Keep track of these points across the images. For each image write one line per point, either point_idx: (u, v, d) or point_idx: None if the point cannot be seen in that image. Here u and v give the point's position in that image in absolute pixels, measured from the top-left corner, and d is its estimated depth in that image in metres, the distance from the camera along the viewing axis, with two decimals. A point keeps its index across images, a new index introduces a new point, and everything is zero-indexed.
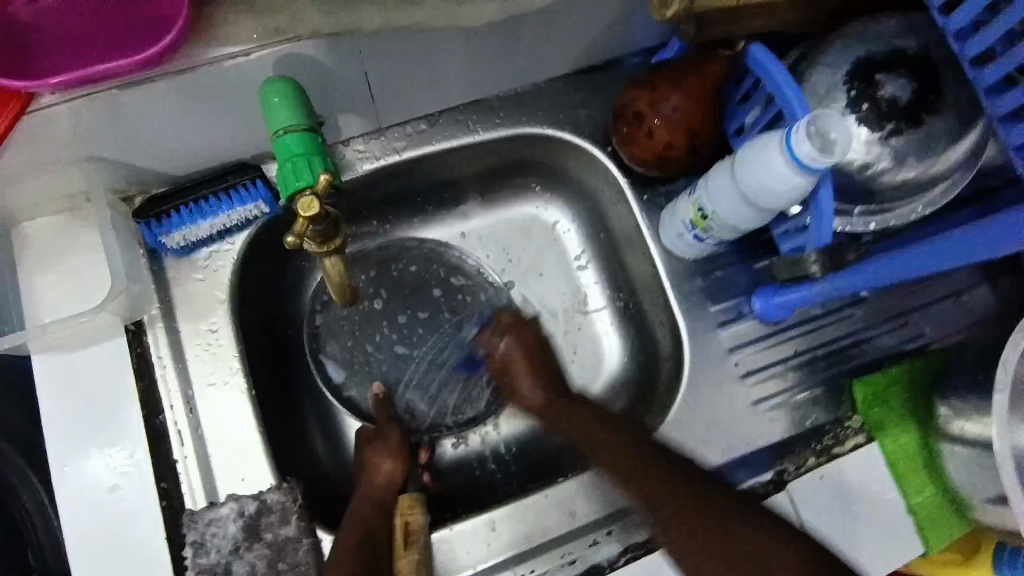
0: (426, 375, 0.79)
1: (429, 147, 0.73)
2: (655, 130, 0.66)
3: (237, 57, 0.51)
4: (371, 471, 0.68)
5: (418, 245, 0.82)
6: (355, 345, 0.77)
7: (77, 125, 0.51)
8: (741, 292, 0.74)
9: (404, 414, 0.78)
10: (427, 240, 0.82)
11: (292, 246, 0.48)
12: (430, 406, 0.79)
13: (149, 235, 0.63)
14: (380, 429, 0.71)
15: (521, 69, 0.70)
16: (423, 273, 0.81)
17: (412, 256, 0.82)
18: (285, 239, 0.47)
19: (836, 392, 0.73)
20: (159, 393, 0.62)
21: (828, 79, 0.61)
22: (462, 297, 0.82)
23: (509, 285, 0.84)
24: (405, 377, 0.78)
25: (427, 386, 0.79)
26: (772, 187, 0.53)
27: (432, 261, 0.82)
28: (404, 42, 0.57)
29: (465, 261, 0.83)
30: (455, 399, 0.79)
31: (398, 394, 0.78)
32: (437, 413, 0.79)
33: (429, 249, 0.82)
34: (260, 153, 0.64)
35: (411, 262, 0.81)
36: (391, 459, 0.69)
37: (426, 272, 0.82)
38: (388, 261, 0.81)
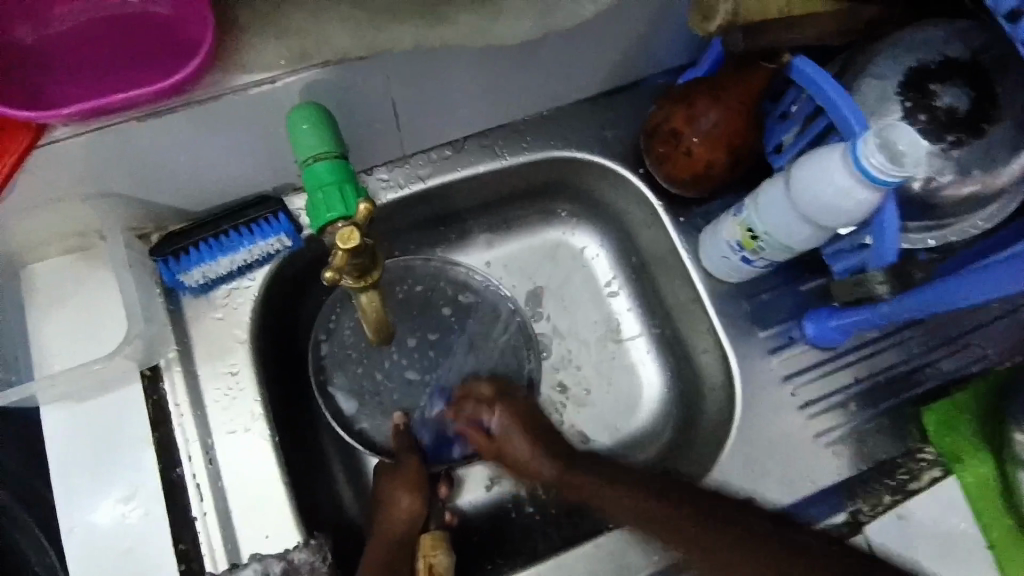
0: (442, 401, 0.73)
1: (455, 174, 0.70)
2: (694, 148, 0.63)
3: (262, 85, 0.48)
4: (389, 507, 0.62)
5: (425, 265, 0.77)
6: (365, 372, 0.71)
7: (91, 157, 0.48)
8: (788, 317, 0.70)
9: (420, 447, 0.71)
10: (432, 257, 0.77)
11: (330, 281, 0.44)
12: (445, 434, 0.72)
13: (167, 273, 0.59)
14: (399, 461, 0.65)
15: (548, 90, 0.68)
16: (429, 292, 0.76)
17: (418, 275, 0.76)
18: (323, 275, 0.43)
19: (900, 422, 0.69)
20: (176, 443, 0.57)
21: (879, 89, 0.58)
22: (475, 317, 0.76)
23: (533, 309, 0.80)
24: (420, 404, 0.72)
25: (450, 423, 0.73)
26: (836, 205, 0.50)
27: (438, 279, 0.77)
28: (432, 64, 0.55)
29: (473, 277, 0.77)
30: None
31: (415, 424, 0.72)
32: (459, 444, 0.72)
33: (435, 266, 0.77)
34: (282, 184, 0.61)
35: (417, 281, 0.76)
36: (409, 492, 0.63)
37: (433, 290, 0.76)
38: (392, 282, 0.75)
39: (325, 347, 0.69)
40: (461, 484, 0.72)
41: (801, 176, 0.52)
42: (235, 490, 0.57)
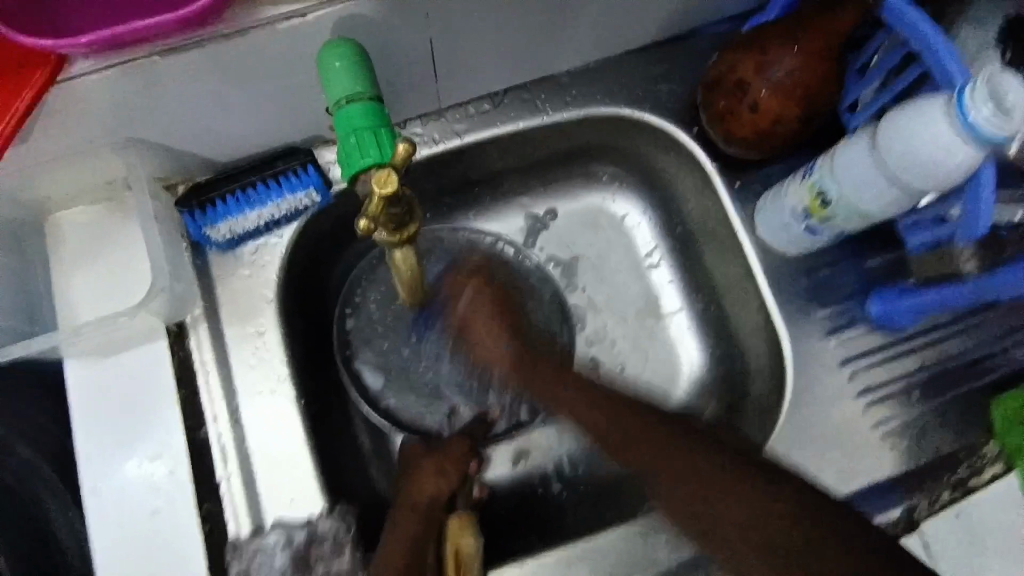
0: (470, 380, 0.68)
1: (493, 130, 0.65)
2: (761, 102, 0.57)
3: (293, 19, 0.44)
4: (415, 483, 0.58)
5: (463, 235, 0.73)
6: (391, 348, 0.66)
7: (112, 97, 0.45)
8: (849, 295, 0.65)
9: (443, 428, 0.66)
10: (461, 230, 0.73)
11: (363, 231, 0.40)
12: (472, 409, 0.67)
13: (192, 226, 0.56)
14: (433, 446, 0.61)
15: (596, 40, 0.62)
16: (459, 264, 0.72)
17: (455, 246, 0.73)
18: (358, 225, 0.39)
19: (967, 413, 0.63)
20: (202, 403, 0.56)
21: (978, 39, 0.52)
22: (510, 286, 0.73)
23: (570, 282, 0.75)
24: (444, 377, 0.67)
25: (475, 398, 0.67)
26: (929, 163, 0.45)
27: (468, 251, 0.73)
28: (475, 5, 0.50)
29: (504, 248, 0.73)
30: (507, 401, 0.68)
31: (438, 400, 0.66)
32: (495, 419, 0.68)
33: (465, 239, 0.73)
34: (311, 136, 0.58)
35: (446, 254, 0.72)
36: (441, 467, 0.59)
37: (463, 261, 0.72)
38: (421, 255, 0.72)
39: (348, 321, 0.65)
40: (489, 458, 0.69)
41: (891, 131, 0.47)
42: (261, 452, 0.56)
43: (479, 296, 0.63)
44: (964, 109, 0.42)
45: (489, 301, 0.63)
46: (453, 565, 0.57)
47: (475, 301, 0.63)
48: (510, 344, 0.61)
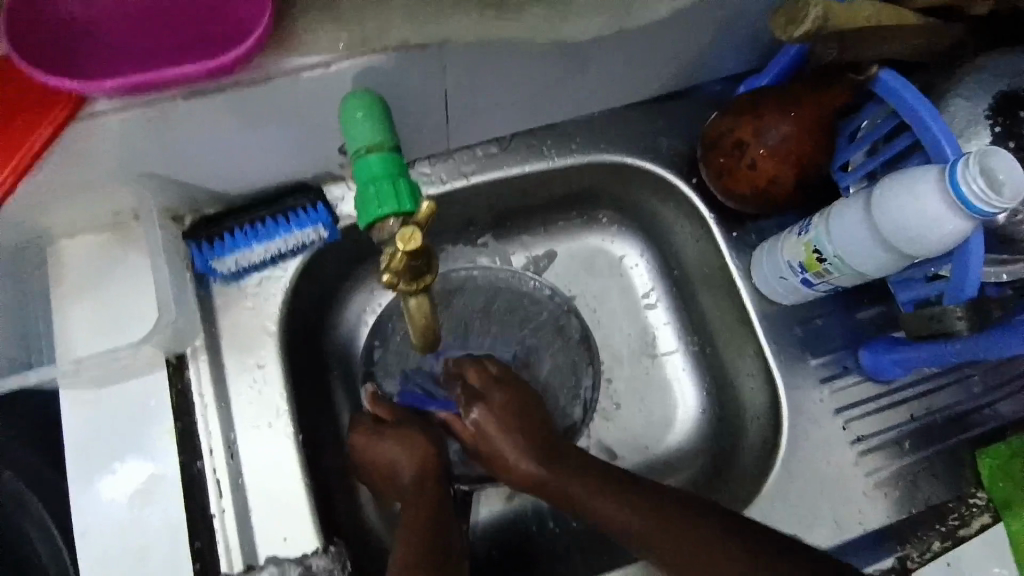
0: None
1: (500, 172, 0.67)
2: (759, 161, 0.59)
3: (316, 69, 0.45)
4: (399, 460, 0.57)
5: (483, 275, 0.73)
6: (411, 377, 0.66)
7: (131, 133, 0.46)
8: (841, 345, 0.66)
9: (457, 462, 0.65)
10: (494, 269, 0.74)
11: (386, 284, 0.41)
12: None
13: (198, 258, 0.56)
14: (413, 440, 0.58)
15: (603, 91, 0.64)
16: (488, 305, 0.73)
17: (476, 288, 0.73)
18: (382, 277, 0.41)
19: (956, 464, 0.65)
20: (199, 436, 0.55)
21: (967, 111, 0.55)
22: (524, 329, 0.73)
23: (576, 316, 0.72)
24: None
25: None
26: (920, 230, 0.48)
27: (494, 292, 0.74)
28: (492, 61, 0.52)
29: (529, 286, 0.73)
30: None
31: (450, 438, 0.65)
32: None
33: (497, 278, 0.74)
34: (321, 173, 0.59)
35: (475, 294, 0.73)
36: (413, 458, 0.57)
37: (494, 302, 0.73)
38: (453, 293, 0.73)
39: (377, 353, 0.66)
40: (483, 495, 0.69)
41: (883, 196, 0.49)
42: (256, 488, 0.55)
43: (527, 397, 0.60)
44: (957, 183, 0.45)
45: (512, 411, 0.58)
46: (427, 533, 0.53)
47: (484, 417, 0.58)
48: (531, 458, 0.56)
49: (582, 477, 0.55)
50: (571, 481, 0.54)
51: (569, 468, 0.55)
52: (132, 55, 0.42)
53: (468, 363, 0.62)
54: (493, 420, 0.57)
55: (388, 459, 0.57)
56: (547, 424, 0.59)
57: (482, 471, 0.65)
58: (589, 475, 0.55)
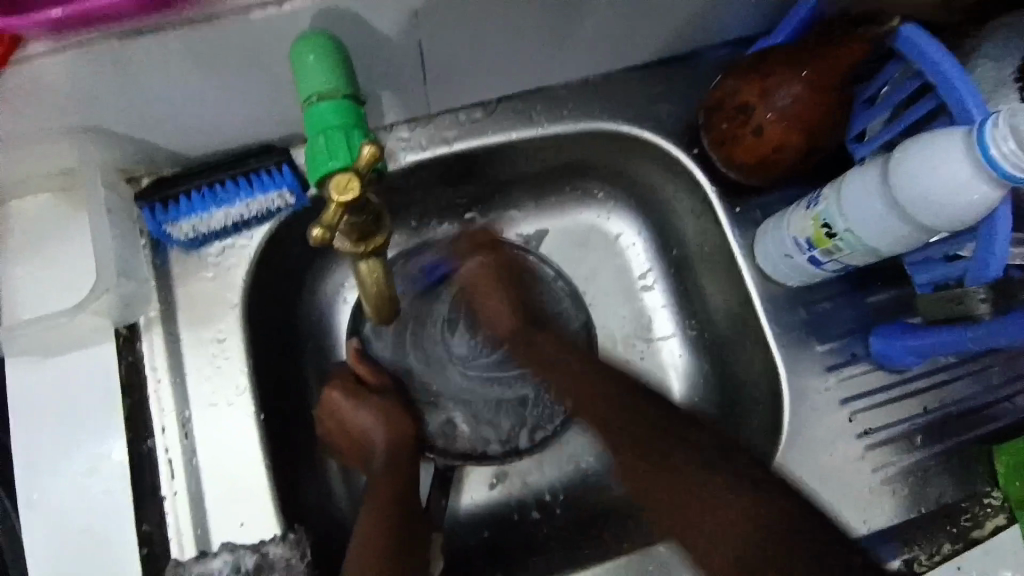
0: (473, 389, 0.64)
1: (485, 139, 0.62)
2: (765, 127, 0.54)
3: (269, 7, 0.41)
4: (377, 429, 0.58)
5: (485, 242, 0.69)
6: (404, 343, 0.64)
7: (69, 79, 0.41)
8: (849, 331, 0.61)
9: (438, 435, 0.63)
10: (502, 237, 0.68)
11: (317, 241, 0.35)
12: (471, 425, 0.63)
13: (151, 223, 0.52)
14: (387, 406, 0.59)
15: (598, 50, 0.59)
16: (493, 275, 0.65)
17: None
18: (312, 234, 0.34)
19: (970, 462, 0.60)
20: (150, 414, 0.51)
21: (994, 76, 0.50)
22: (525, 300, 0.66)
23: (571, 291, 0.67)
24: (450, 385, 0.64)
25: (475, 407, 0.64)
26: (944, 200, 0.42)
27: (497, 263, 0.67)
28: (472, 10, 0.47)
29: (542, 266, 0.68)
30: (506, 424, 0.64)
31: (432, 410, 0.63)
32: (484, 443, 0.63)
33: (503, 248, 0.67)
34: (290, 134, 0.54)
35: (479, 260, 0.66)
36: (387, 427, 0.58)
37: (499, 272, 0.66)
38: (452, 257, 0.66)
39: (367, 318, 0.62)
40: (463, 482, 0.66)
41: (903, 163, 0.44)
42: (212, 470, 0.52)
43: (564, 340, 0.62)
44: (985, 144, 0.39)
45: (492, 267, 0.64)
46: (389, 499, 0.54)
47: (479, 269, 0.64)
48: (514, 317, 0.63)
49: (564, 364, 0.60)
50: (558, 346, 0.61)
51: (565, 359, 0.60)
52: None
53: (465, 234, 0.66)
54: (485, 280, 0.63)
55: (363, 427, 0.58)
56: (529, 300, 0.65)
57: (464, 447, 0.63)
58: (572, 367, 0.59)
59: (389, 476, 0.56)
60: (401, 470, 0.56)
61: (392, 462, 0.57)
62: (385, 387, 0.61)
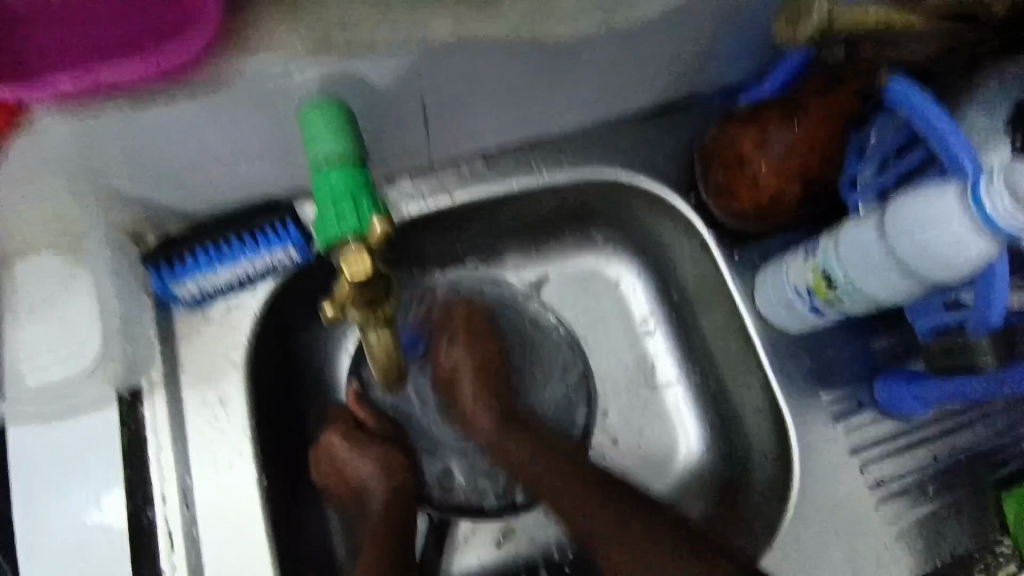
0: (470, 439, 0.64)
1: (486, 189, 0.63)
2: (761, 178, 0.56)
3: (278, 75, 0.42)
4: (376, 479, 0.58)
5: (488, 287, 0.70)
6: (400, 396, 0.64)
7: (80, 142, 0.42)
8: (853, 376, 0.61)
9: (434, 486, 0.63)
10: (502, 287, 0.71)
11: (332, 312, 0.39)
12: (466, 475, 0.64)
13: (158, 283, 0.52)
14: (386, 449, 0.59)
15: (594, 103, 0.60)
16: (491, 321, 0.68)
17: (482, 302, 0.69)
18: (324, 305, 0.40)
19: (985, 509, 0.59)
20: (150, 480, 0.51)
21: (985, 122, 0.51)
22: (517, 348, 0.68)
23: (567, 336, 0.68)
24: (447, 435, 0.64)
25: (470, 457, 0.64)
26: (940, 255, 0.43)
27: (496, 311, 0.69)
28: (471, 68, 0.49)
29: (542, 314, 0.69)
30: (503, 479, 0.63)
31: (427, 460, 0.64)
32: (480, 494, 0.63)
33: (503, 296, 0.70)
34: (294, 190, 0.55)
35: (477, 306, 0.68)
36: (385, 474, 0.58)
37: (497, 320, 0.69)
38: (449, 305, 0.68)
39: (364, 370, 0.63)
40: (469, 540, 0.64)
41: (898, 219, 0.45)
42: (213, 538, 0.51)
43: (498, 343, 0.67)
44: (981, 203, 0.40)
45: (478, 356, 0.64)
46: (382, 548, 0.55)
47: (463, 358, 0.64)
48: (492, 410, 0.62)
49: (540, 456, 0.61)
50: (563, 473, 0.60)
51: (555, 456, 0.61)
52: (50, 46, 0.36)
53: (457, 301, 0.68)
54: (465, 359, 0.64)
55: (360, 475, 0.58)
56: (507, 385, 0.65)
57: (460, 499, 0.63)
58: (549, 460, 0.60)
59: (388, 526, 0.56)
60: (395, 520, 0.57)
61: (390, 513, 0.57)
62: (384, 434, 0.61)
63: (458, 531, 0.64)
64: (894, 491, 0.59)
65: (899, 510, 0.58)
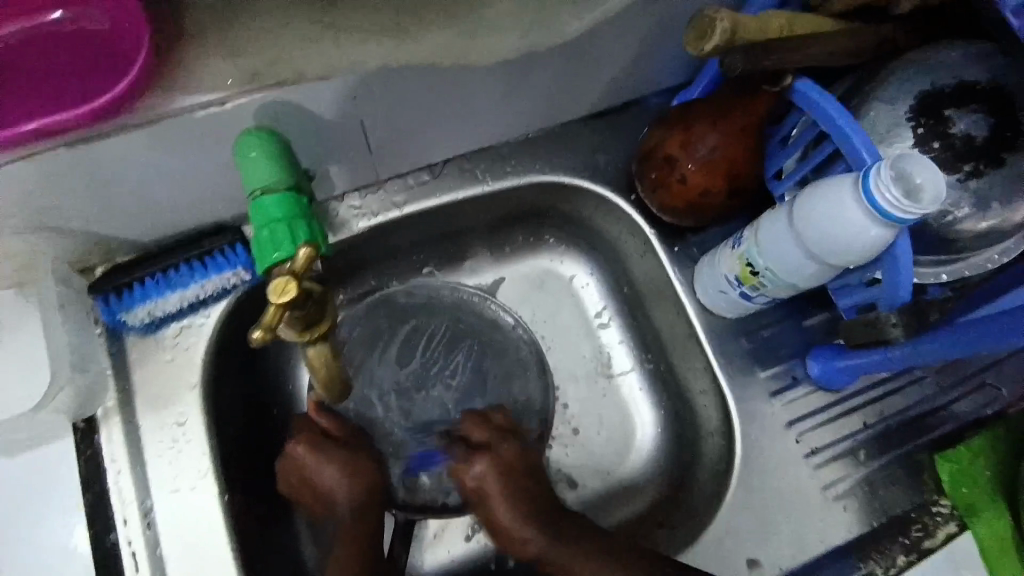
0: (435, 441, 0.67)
1: (433, 200, 0.65)
2: (689, 176, 0.59)
3: (211, 107, 0.43)
4: (343, 485, 0.60)
5: (447, 293, 0.72)
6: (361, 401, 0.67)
7: (20, 188, 0.43)
8: (790, 355, 0.65)
9: (400, 487, 0.64)
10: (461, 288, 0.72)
11: (261, 340, 0.36)
12: (432, 478, 0.65)
13: (106, 312, 0.54)
14: (351, 457, 0.61)
15: (532, 114, 0.63)
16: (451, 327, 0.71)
17: (442, 305, 0.71)
18: (251, 335, 0.36)
19: (917, 472, 0.64)
20: (111, 507, 0.52)
21: (889, 115, 0.55)
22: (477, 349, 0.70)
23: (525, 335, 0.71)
24: (411, 440, 0.66)
25: (434, 458, 0.66)
26: (844, 240, 0.47)
27: (456, 315, 0.71)
28: (402, 93, 0.51)
29: (500, 315, 0.71)
30: None
31: (394, 464, 0.65)
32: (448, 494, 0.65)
33: (462, 299, 0.72)
34: (242, 213, 0.56)
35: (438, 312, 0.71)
36: (350, 481, 0.60)
37: (456, 325, 0.71)
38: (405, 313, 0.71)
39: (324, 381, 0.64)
40: (438, 536, 0.66)
41: (808, 207, 0.48)
42: (178, 557, 0.51)
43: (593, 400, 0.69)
44: (871, 191, 0.44)
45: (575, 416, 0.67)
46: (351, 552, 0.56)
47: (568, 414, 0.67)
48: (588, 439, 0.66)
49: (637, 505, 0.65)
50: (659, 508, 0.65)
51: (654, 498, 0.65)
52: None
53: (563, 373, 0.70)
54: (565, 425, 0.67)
55: (325, 484, 0.60)
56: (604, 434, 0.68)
57: (427, 499, 0.65)
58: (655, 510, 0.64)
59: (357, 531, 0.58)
60: (365, 524, 0.59)
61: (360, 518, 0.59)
62: (349, 442, 0.63)
63: (427, 529, 0.67)
64: (829, 457, 0.63)
65: (836, 476, 0.63)
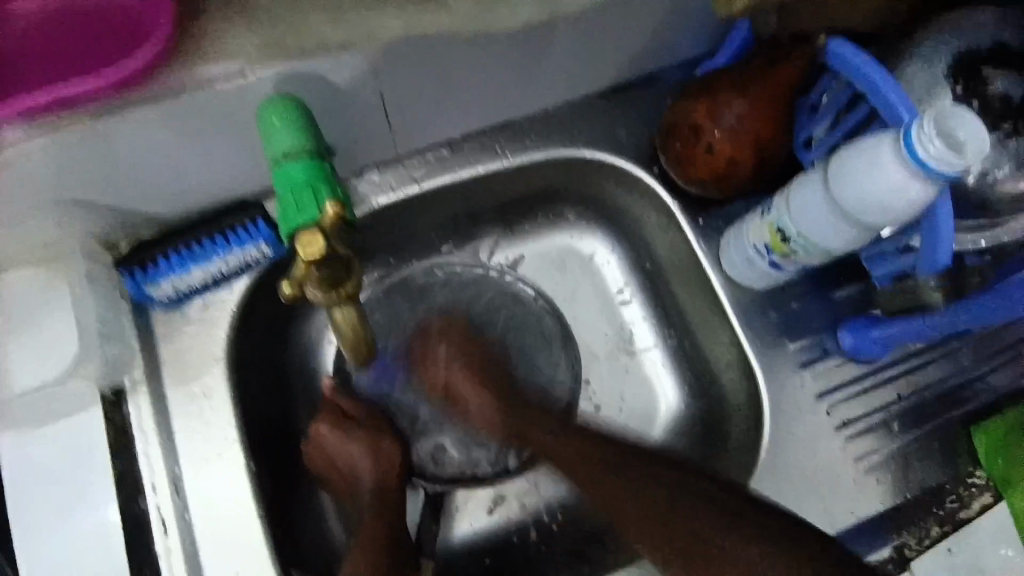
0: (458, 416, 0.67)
1: (452, 176, 0.64)
2: (716, 144, 0.57)
3: (232, 78, 0.43)
4: (368, 460, 0.60)
5: (465, 270, 0.71)
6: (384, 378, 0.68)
7: (45, 162, 0.43)
8: (819, 327, 0.64)
9: (427, 461, 0.66)
10: (485, 267, 0.71)
11: (291, 297, 0.41)
12: (459, 449, 0.66)
13: (133, 287, 0.54)
14: (374, 436, 0.61)
15: (552, 85, 0.61)
16: (473, 304, 0.71)
17: (462, 283, 0.71)
18: (284, 291, 0.40)
19: (951, 446, 0.62)
20: (140, 476, 0.52)
21: (927, 75, 0.52)
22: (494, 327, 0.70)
23: (547, 309, 0.70)
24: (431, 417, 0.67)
25: (461, 430, 0.67)
26: (881, 200, 0.45)
27: (476, 290, 0.71)
28: (420, 61, 0.50)
29: (523, 290, 0.71)
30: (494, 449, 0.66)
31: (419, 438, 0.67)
32: (474, 464, 0.66)
33: (485, 275, 0.71)
34: (262, 189, 0.56)
35: (458, 288, 0.71)
36: (372, 458, 0.60)
37: (478, 300, 0.71)
38: (428, 288, 0.71)
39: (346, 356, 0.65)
40: (462, 510, 0.66)
41: (841, 167, 0.47)
42: (206, 526, 0.52)
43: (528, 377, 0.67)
44: (913, 148, 0.42)
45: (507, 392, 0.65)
46: (378, 531, 0.56)
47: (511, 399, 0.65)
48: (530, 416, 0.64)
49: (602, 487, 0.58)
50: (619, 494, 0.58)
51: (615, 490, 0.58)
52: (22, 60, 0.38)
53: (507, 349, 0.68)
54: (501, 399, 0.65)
55: (350, 459, 0.60)
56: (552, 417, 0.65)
57: (455, 471, 0.66)
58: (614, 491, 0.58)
59: (385, 507, 0.58)
60: (388, 497, 0.59)
61: (385, 493, 0.59)
62: (372, 416, 0.63)
63: (455, 502, 0.66)
64: (861, 430, 0.62)
65: (867, 449, 0.61)
